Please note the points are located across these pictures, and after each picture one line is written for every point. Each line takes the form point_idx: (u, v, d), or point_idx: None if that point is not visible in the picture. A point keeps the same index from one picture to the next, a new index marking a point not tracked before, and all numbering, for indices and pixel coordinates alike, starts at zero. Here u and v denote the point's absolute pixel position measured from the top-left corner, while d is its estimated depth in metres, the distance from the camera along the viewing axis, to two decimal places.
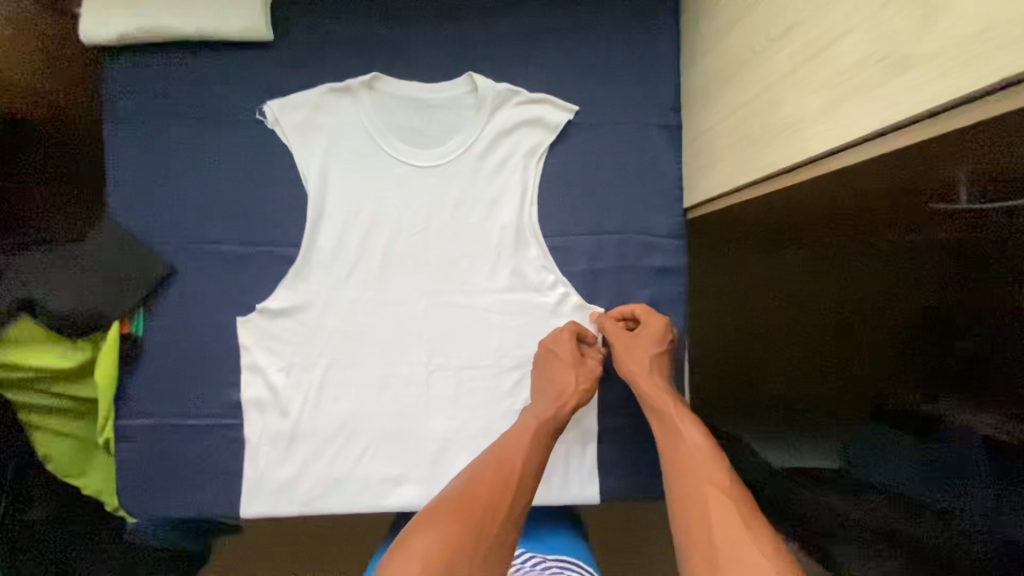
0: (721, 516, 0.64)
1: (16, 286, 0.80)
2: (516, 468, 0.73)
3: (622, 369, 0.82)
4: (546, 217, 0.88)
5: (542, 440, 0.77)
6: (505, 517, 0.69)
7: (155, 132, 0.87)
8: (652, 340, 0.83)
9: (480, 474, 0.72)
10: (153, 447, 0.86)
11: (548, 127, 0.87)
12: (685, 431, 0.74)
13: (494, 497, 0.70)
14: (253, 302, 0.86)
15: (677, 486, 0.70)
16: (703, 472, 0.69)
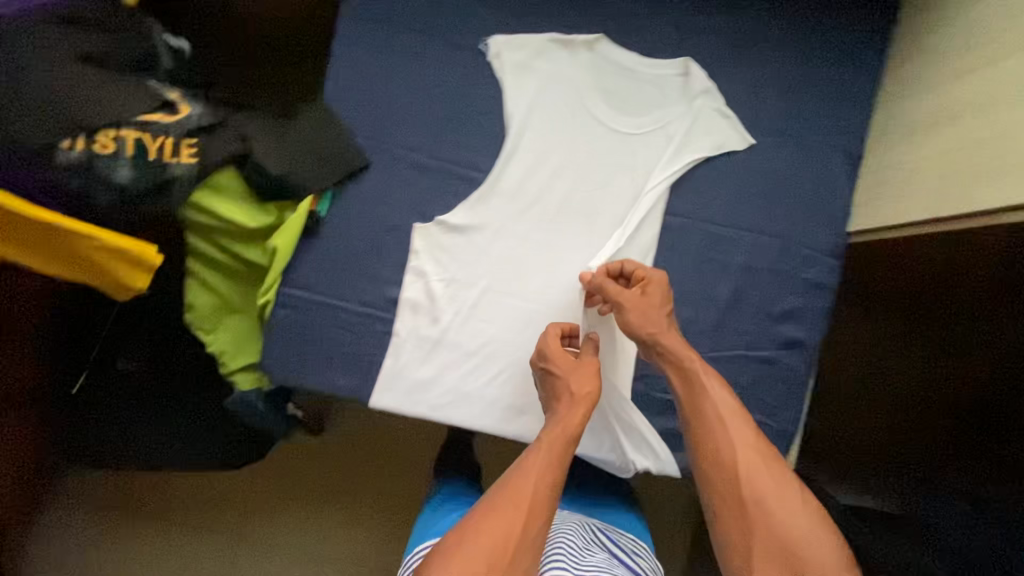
0: (758, 488, 0.73)
1: (234, 136, 0.84)
2: (529, 497, 0.73)
3: (638, 332, 0.83)
4: (720, 206, 0.92)
5: (551, 459, 0.78)
6: (527, 547, 0.70)
7: (384, 33, 0.91)
8: (654, 295, 0.85)
9: (495, 510, 0.72)
10: (308, 319, 0.91)
11: (727, 137, 0.92)
12: (715, 395, 0.80)
13: (516, 531, 0.70)
14: (432, 213, 0.92)
15: (709, 462, 0.77)
16: (745, 453, 0.76)
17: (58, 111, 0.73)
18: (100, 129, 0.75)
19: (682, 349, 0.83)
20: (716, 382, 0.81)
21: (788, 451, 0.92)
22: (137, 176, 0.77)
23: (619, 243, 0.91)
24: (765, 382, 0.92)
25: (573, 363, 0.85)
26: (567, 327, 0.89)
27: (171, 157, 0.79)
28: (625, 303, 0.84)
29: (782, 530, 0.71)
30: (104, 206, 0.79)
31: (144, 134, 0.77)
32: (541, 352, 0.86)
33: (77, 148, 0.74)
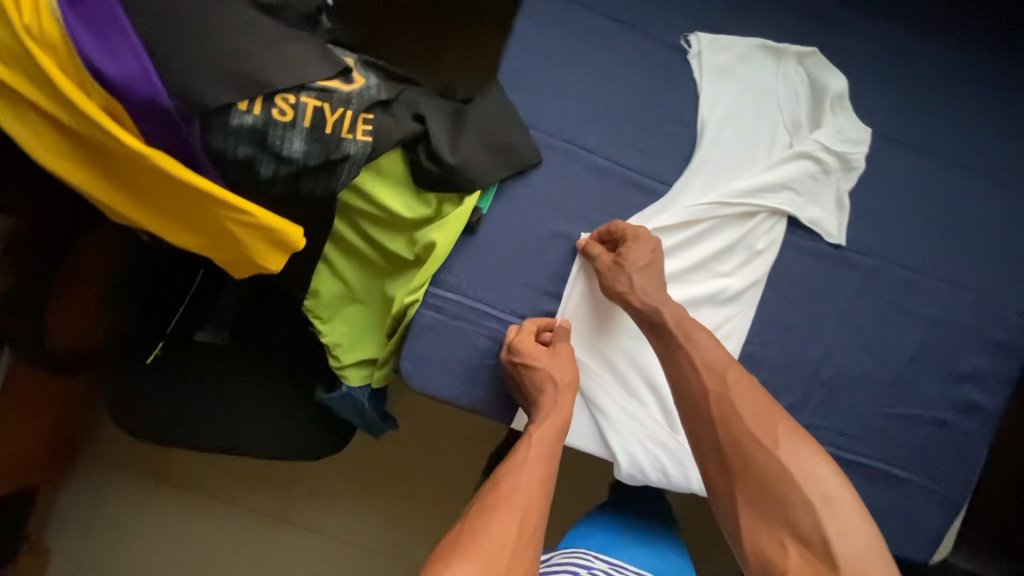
0: (756, 442, 0.65)
1: (409, 115, 0.74)
2: (525, 499, 0.71)
3: (613, 295, 0.76)
4: (916, 250, 0.84)
5: (541, 451, 0.76)
6: (530, 538, 0.68)
7: (576, 18, 0.83)
8: (641, 259, 0.76)
9: (495, 504, 0.69)
10: (454, 323, 0.82)
11: (825, 217, 0.82)
12: (706, 353, 0.72)
13: (523, 526, 0.68)
14: (603, 222, 0.83)
15: (703, 424, 0.69)
16: (720, 408, 0.68)
17: (238, 64, 0.62)
18: (280, 92, 0.65)
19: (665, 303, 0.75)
20: (700, 329, 0.74)
21: (953, 521, 0.85)
22: (310, 148, 0.68)
23: (803, 278, 0.83)
24: (938, 445, 0.85)
25: (550, 352, 0.79)
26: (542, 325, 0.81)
27: (347, 133, 0.69)
28: (601, 271, 0.78)
29: (835, 548, 0.59)
30: (265, 180, 0.69)
31: (324, 103, 0.67)
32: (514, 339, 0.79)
33: (253, 112, 0.64)
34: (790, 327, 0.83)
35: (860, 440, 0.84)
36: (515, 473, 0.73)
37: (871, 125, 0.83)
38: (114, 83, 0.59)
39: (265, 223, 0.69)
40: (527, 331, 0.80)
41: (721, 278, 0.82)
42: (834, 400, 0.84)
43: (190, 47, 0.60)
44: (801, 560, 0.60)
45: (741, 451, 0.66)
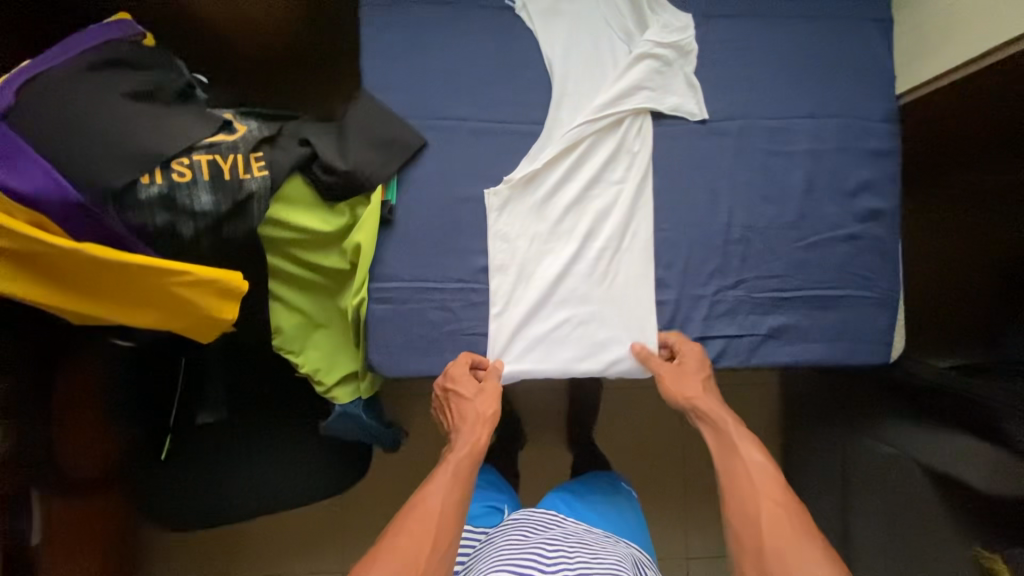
0: (777, 521, 0.75)
1: (295, 142, 0.83)
2: (438, 515, 0.77)
3: (677, 400, 0.88)
4: (771, 99, 0.93)
5: (449, 478, 0.83)
6: (436, 553, 0.73)
7: (409, 12, 0.92)
8: (698, 368, 0.88)
9: (404, 526, 0.75)
10: (405, 306, 0.90)
11: (682, 102, 0.92)
12: (747, 453, 0.83)
13: (428, 543, 0.73)
14: (499, 175, 0.92)
15: (730, 505, 0.79)
16: (743, 490, 0.79)
17: (132, 147, 0.72)
18: (174, 157, 0.74)
19: (707, 400, 0.88)
20: (742, 433, 0.86)
21: (897, 316, 0.93)
22: (217, 198, 0.76)
23: (685, 159, 0.93)
24: (859, 256, 0.93)
25: (477, 389, 0.88)
26: (474, 357, 0.89)
27: (244, 174, 0.78)
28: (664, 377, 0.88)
29: None
30: (189, 238, 0.77)
31: (215, 156, 0.76)
32: (448, 379, 0.89)
33: (156, 182, 0.73)
34: (690, 205, 0.93)
35: (789, 276, 0.92)
36: (421, 500, 0.79)
37: (689, 12, 0.93)
38: (30, 196, 0.68)
39: (202, 277, 0.77)
40: (460, 369, 0.88)
41: (615, 184, 0.92)
42: (753, 251, 0.92)
43: (85, 150, 0.70)
44: None
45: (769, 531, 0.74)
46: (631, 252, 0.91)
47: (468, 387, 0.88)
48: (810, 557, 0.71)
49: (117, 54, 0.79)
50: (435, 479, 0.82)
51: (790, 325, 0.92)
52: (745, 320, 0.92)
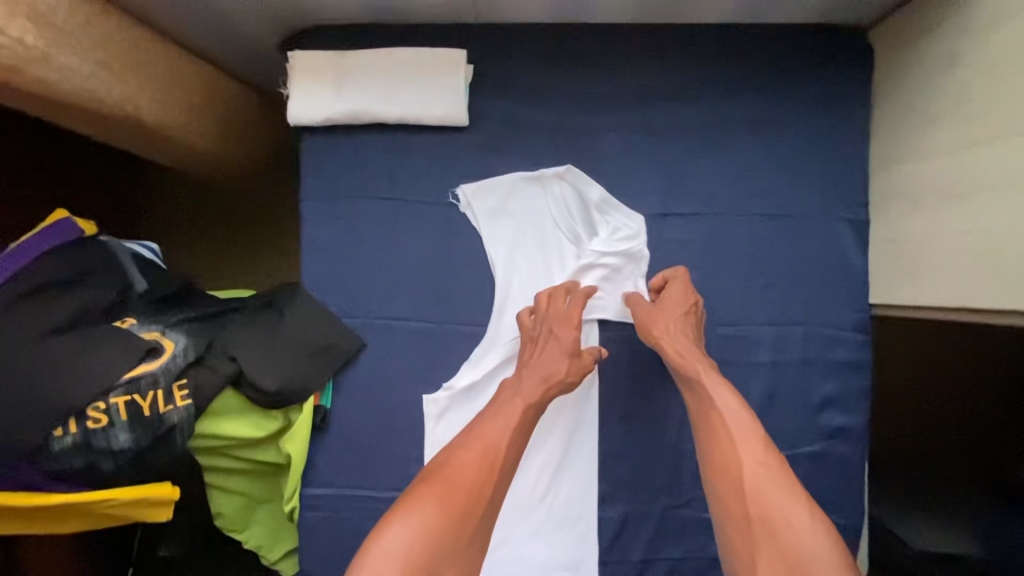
0: (759, 483, 0.64)
1: (223, 359, 0.81)
2: (501, 455, 0.71)
3: (649, 339, 0.80)
4: (730, 305, 0.87)
5: (520, 420, 0.74)
6: (483, 519, 0.67)
7: (348, 206, 0.89)
8: (681, 302, 0.81)
9: (463, 460, 0.69)
10: (338, 516, 0.88)
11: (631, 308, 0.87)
12: (718, 396, 0.72)
13: (483, 490, 0.68)
14: (437, 380, 0.88)
15: (719, 470, 0.68)
16: (719, 441, 0.69)
17: (44, 399, 0.71)
18: (89, 404, 0.73)
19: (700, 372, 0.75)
20: (722, 394, 0.72)
21: (858, 542, 0.87)
22: (135, 435, 0.75)
23: (636, 366, 0.88)
24: (821, 476, 0.87)
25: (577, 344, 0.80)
26: (572, 284, 0.85)
27: (165, 407, 0.77)
28: (641, 314, 0.82)
29: None
30: (110, 471, 0.76)
31: (133, 394, 0.75)
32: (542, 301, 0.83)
33: (70, 432, 0.73)
34: (639, 414, 0.88)
35: None
36: (479, 437, 0.72)
37: (643, 210, 0.88)
38: None
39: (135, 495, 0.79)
40: (558, 293, 0.83)
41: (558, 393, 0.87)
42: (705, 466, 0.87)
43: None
44: None
45: (748, 495, 0.64)
46: (574, 463, 0.88)
47: (556, 302, 0.82)
48: (800, 518, 0.61)
49: (43, 277, 0.78)
50: (501, 415, 0.74)
51: None
52: (694, 541, 0.87)
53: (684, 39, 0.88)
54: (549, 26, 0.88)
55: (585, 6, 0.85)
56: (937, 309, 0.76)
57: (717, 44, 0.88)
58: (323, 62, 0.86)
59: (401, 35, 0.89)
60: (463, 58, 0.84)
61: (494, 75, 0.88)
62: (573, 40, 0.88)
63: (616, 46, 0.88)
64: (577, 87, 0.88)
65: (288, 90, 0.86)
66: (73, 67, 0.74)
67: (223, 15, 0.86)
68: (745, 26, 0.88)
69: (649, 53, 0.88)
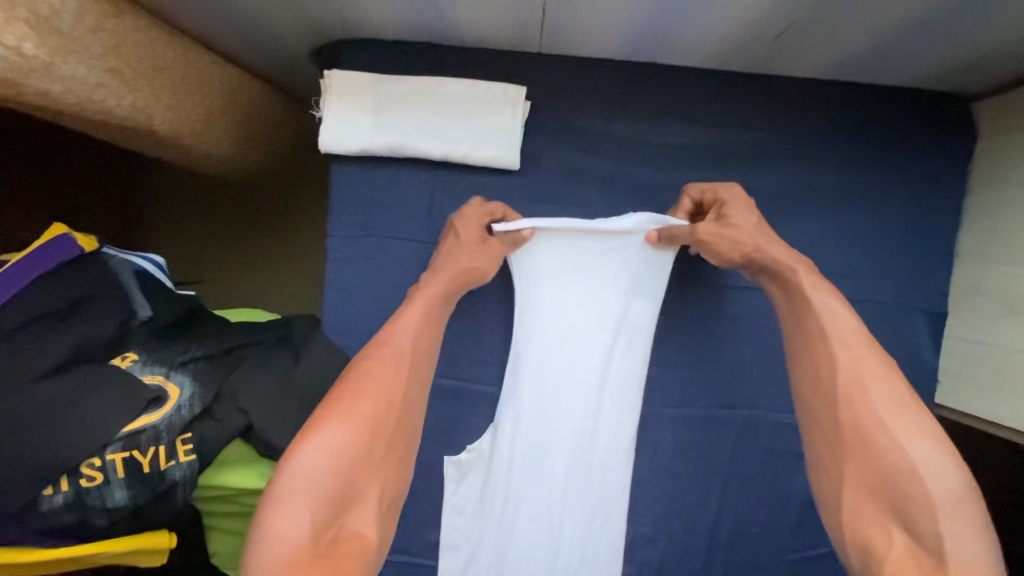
0: (853, 383, 0.58)
1: (233, 410, 0.74)
2: (405, 355, 0.64)
3: (732, 256, 0.68)
4: (784, 390, 0.81)
5: (423, 316, 0.67)
6: (401, 416, 0.62)
7: (380, 246, 0.81)
8: (747, 216, 0.68)
9: (366, 371, 0.61)
10: None
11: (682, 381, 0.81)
12: (815, 302, 0.63)
13: (398, 391, 0.62)
14: (462, 442, 0.82)
15: (806, 380, 0.61)
16: (808, 353, 0.62)
17: (35, 454, 0.64)
18: (83, 461, 0.66)
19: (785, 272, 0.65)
20: (827, 294, 0.63)
21: None
22: (133, 493, 0.69)
23: (676, 445, 0.82)
24: None
25: (479, 241, 0.73)
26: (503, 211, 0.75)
27: (167, 463, 0.70)
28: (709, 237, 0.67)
29: (924, 508, 0.51)
30: (103, 527, 0.70)
31: (133, 450, 0.68)
32: (456, 222, 0.74)
33: (61, 490, 0.66)
34: (673, 496, 0.82)
35: None
36: (383, 346, 0.64)
37: (703, 279, 0.81)
38: None
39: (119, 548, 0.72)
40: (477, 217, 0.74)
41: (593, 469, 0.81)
42: (738, 557, 0.82)
43: None
44: (907, 551, 0.51)
45: (842, 398, 0.58)
46: (604, 545, 0.82)
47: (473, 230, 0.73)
48: (911, 429, 0.54)
49: (33, 309, 0.71)
50: (404, 320, 0.66)
51: None
52: None
53: (769, 93, 0.79)
54: (621, 66, 0.79)
55: (666, 50, 0.76)
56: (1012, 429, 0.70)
57: (805, 102, 0.79)
58: (365, 86, 0.76)
59: (454, 60, 0.79)
60: (522, 95, 0.76)
61: (554, 117, 0.79)
62: (646, 84, 0.79)
63: (693, 95, 0.79)
64: (644, 137, 0.80)
65: (324, 112, 0.77)
66: (79, 77, 0.64)
67: (255, 22, 0.75)
68: (838, 85, 0.79)
69: (727, 106, 0.79)
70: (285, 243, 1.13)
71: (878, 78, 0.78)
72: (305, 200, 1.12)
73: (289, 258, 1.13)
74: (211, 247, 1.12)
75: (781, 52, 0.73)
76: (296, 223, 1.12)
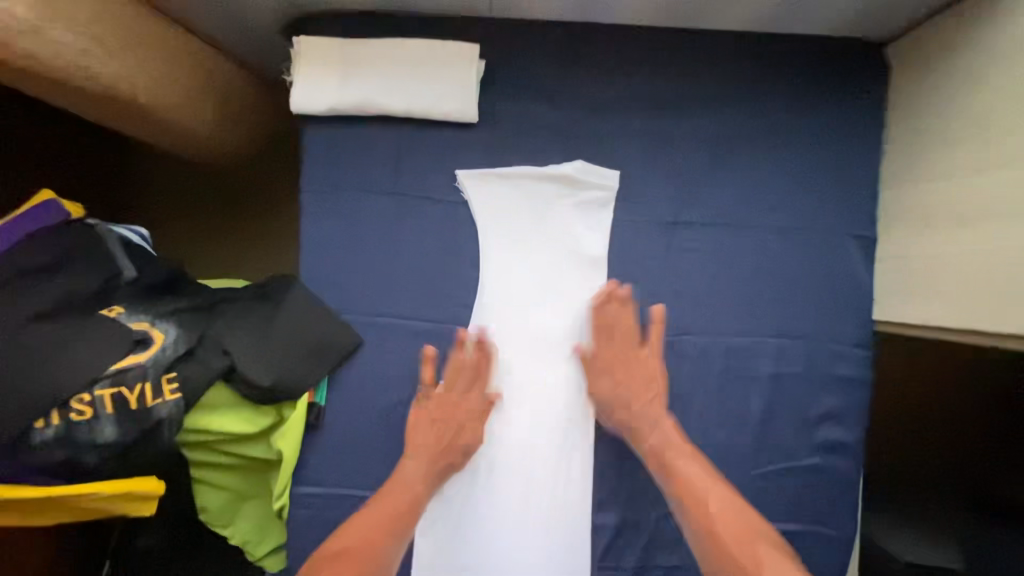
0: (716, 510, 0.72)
1: (215, 352, 0.79)
2: (409, 503, 0.78)
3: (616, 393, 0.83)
4: (734, 316, 0.87)
5: (428, 460, 0.81)
6: (388, 541, 0.75)
7: (352, 199, 0.86)
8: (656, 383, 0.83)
9: (383, 500, 0.77)
10: (330, 516, 0.86)
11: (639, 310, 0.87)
12: (682, 467, 0.76)
13: (394, 525, 0.76)
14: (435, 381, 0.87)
15: (687, 494, 0.74)
16: (685, 488, 0.75)
17: (26, 388, 0.68)
18: (73, 395, 0.70)
19: (659, 438, 0.79)
20: (688, 459, 0.77)
21: (851, 555, 0.88)
22: (122, 429, 0.73)
23: None
24: (817, 490, 0.87)
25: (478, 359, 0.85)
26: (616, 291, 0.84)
27: (153, 401, 0.74)
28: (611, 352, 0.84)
29: None
30: (91, 467, 0.73)
31: (121, 386, 0.72)
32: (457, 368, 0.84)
33: (52, 423, 0.70)
34: None
35: None
36: (396, 486, 0.79)
37: (654, 216, 0.87)
38: None
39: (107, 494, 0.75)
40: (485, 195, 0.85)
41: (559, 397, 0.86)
42: None
43: None
44: None
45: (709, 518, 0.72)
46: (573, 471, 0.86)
47: (462, 374, 0.84)
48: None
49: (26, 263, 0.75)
50: (416, 453, 0.81)
51: None
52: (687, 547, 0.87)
53: (703, 47, 0.87)
54: (565, 26, 0.87)
55: (604, 8, 0.83)
56: (939, 328, 0.77)
57: (736, 53, 0.87)
58: (331, 52, 0.83)
59: (412, 26, 0.86)
60: (475, 53, 0.83)
61: (506, 74, 0.86)
62: (590, 42, 0.87)
63: (632, 51, 0.87)
64: (592, 89, 0.87)
65: (295, 78, 0.84)
66: (64, 43, 0.70)
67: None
68: (763, 37, 0.88)
69: (665, 59, 0.87)
70: (264, 216, 1.18)
71: (798, 29, 0.86)
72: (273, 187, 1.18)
73: (269, 229, 1.18)
74: (193, 224, 1.17)
75: (706, 5, 0.81)
76: (273, 197, 1.18)
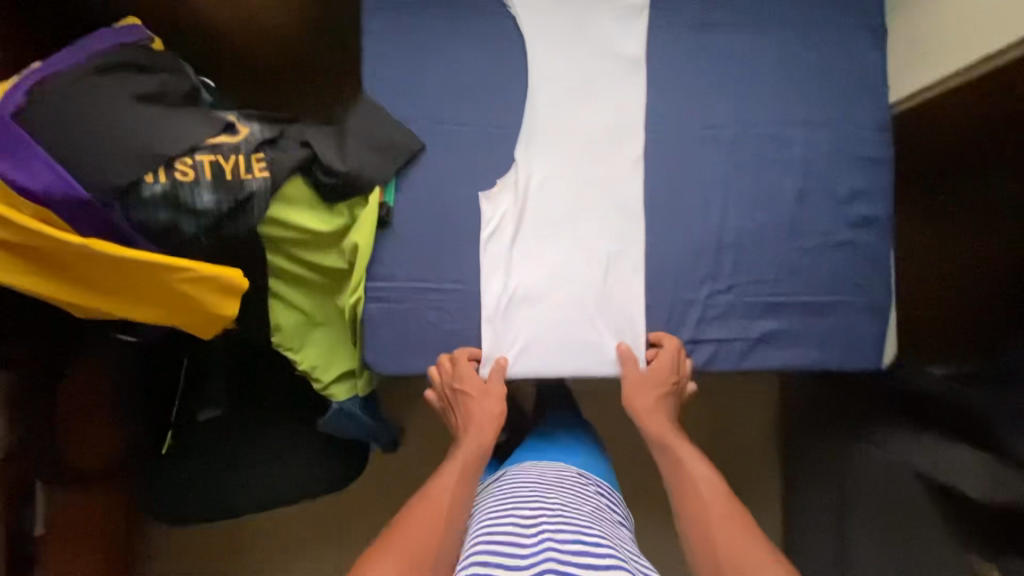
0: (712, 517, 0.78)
1: (295, 144, 0.86)
2: (442, 497, 0.81)
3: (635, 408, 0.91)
4: (763, 107, 0.95)
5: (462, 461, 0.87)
6: (444, 534, 0.76)
7: (408, 16, 0.94)
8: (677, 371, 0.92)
9: (431, 495, 0.81)
10: (403, 307, 0.92)
11: (677, 105, 0.95)
12: (694, 464, 0.85)
13: (440, 516, 0.77)
14: (493, 179, 0.94)
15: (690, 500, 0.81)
16: (688, 480, 0.84)
17: (137, 146, 0.75)
18: (177, 157, 0.77)
19: (668, 432, 0.91)
20: (687, 452, 0.88)
21: (888, 323, 0.95)
22: (218, 197, 0.79)
23: (680, 164, 0.94)
24: (852, 261, 0.94)
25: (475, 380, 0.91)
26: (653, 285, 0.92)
27: (245, 174, 0.80)
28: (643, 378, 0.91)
29: None
30: (191, 234, 0.80)
31: (217, 156, 0.79)
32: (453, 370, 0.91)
33: (159, 181, 0.76)
34: (683, 210, 0.94)
35: (780, 281, 0.94)
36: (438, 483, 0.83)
37: (683, 21, 0.96)
38: (37, 194, 0.72)
39: (205, 273, 0.79)
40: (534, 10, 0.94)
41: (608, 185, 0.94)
42: (746, 255, 0.93)
43: (87, 145, 0.74)
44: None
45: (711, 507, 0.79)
46: (627, 253, 0.93)
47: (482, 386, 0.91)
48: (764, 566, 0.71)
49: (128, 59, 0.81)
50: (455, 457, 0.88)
51: (781, 329, 0.93)
52: (737, 321, 0.93)
53: None
54: None
55: None
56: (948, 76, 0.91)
57: None
58: None
59: None
60: None
61: None
62: None
63: None
64: None
65: None
66: None
67: None
68: None
69: None
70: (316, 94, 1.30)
71: None
72: (318, 86, 1.30)
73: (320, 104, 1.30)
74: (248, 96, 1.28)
75: None
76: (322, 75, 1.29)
